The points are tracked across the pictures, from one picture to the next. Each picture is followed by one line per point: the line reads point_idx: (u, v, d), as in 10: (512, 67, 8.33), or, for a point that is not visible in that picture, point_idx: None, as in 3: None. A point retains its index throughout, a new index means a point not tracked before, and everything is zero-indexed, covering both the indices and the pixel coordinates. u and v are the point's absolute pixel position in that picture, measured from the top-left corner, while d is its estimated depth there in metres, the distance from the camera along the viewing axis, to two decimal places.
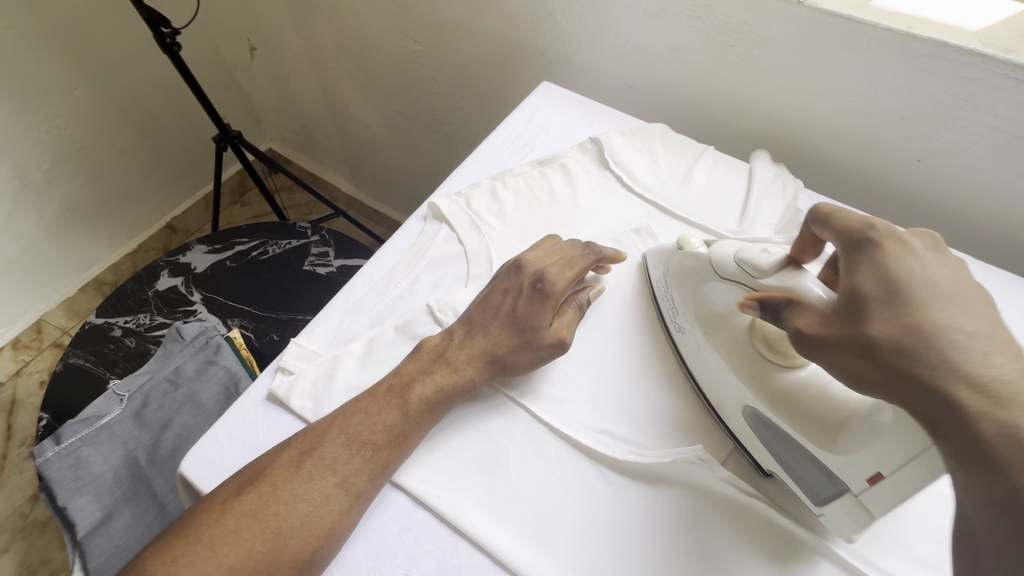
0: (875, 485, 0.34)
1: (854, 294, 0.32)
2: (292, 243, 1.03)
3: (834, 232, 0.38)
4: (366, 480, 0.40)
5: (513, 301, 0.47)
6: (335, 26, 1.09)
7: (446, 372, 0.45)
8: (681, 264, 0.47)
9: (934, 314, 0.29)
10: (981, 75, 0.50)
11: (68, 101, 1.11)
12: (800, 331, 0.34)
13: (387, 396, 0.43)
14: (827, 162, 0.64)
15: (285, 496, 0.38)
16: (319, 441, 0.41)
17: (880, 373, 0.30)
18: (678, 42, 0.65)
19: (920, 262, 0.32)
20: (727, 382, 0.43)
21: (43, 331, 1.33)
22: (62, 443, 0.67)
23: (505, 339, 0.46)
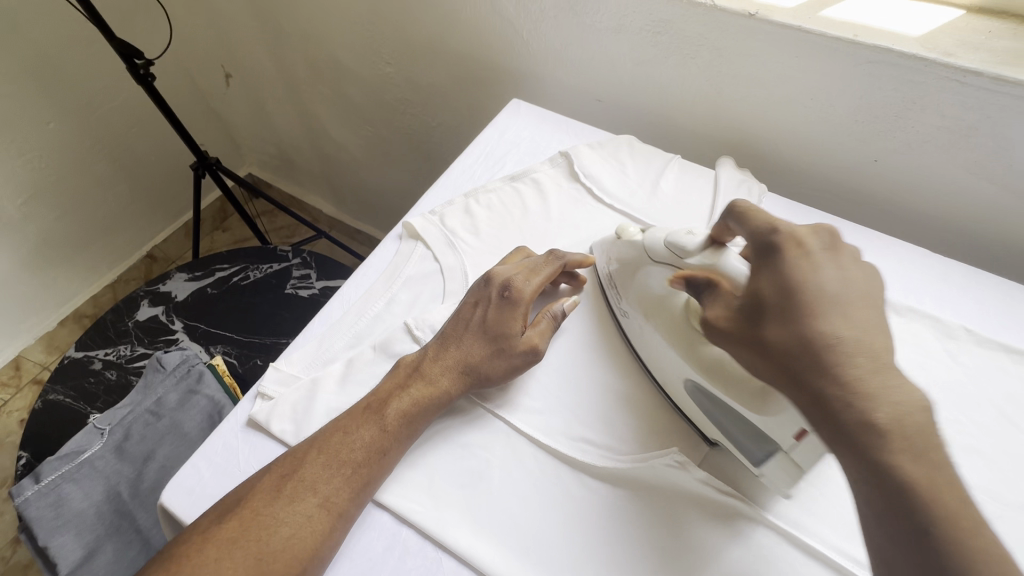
0: (802, 441, 0.37)
1: (756, 299, 0.37)
2: (273, 267, 1.03)
3: (746, 232, 0.41)
4: (347, 498, 0.41)
5: (484, 311, 0.48)
6: (308, 50, 1.10)
7: (422, 386, 0.45)
8: (623, 251, 0.51)
9: (820, 320, 0.34)
10: (925, 78, 0.52)
11: (41, 135, 1.11)
12: (711, 323, 0.39)
13: (365, 413, 0.44)
14: (791, 166, 0.66)
15: (266, 521, 0.38)
16: (298, 463, 0.41)
17: (771, 369, 0.35)
18: (641, 56, 0.67)
19: (812, 266, 0.36)
20: (669, 360, 0.45)
21: (22, 367, 1.31)
22: (42, 481, 0.66)
23: (478, 349, 0.47)
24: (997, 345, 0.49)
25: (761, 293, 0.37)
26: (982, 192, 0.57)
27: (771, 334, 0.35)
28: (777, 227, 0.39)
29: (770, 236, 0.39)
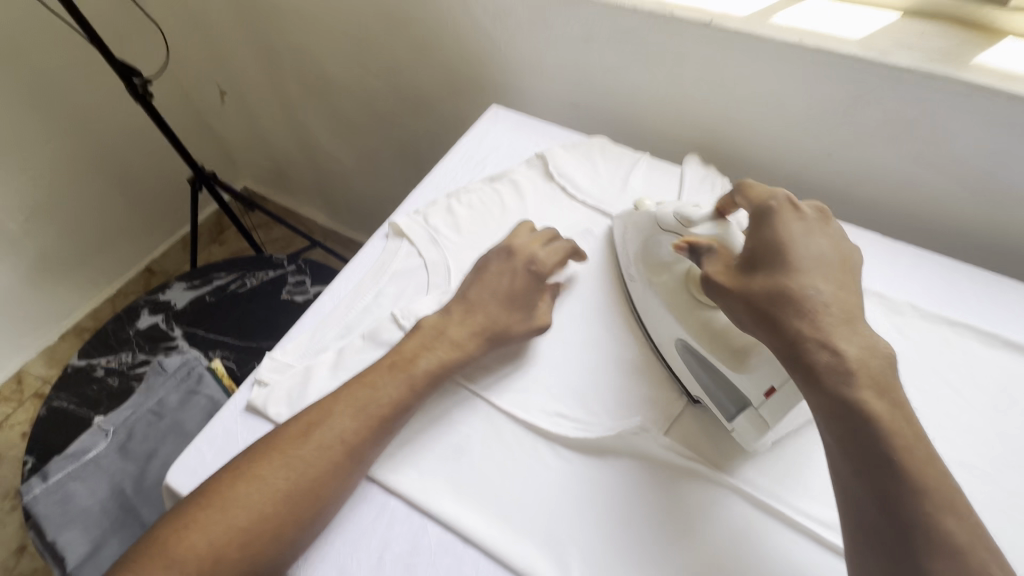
0: (770, 398, 0.43)
1: (754, 255, 0.43)
2: (269, 274, 1.07)
3: (747, 202, 0.47)
4: (367, 447, 0.45)
5: (510, 279, 0.54)
6: (299, 67, 1.15)
7: (447, 348, 0.50)
8: (636, 221, 0.56)
9: (801, 275, 0.40)
10: (865, 76, 0.57)
11: (43, 154, 1.15)
12: (710, 277, 0.44)
13: (391, 369, 0.48)
14: (753, 162, 0.71)
15: (296, 464, 0.43)
16: (326, 412, 0.45)
17: (752, 315, 0.41)
18: (610, 63, 0.72)
19: (805, 228, 0.43)
20: (660, 318, 0.51)
21: (25, 381, 1.33)
22: (51, 479, 0.72)
23: (506, 312, 0.52)
24: (939, 319, 0.53)
25: (758, 250, 0.43)
26: (928, 179, 0.61)
27: (758, 284, 0.41)
28: (777, 194, 0.46)
29: (771, 200, 0.45)
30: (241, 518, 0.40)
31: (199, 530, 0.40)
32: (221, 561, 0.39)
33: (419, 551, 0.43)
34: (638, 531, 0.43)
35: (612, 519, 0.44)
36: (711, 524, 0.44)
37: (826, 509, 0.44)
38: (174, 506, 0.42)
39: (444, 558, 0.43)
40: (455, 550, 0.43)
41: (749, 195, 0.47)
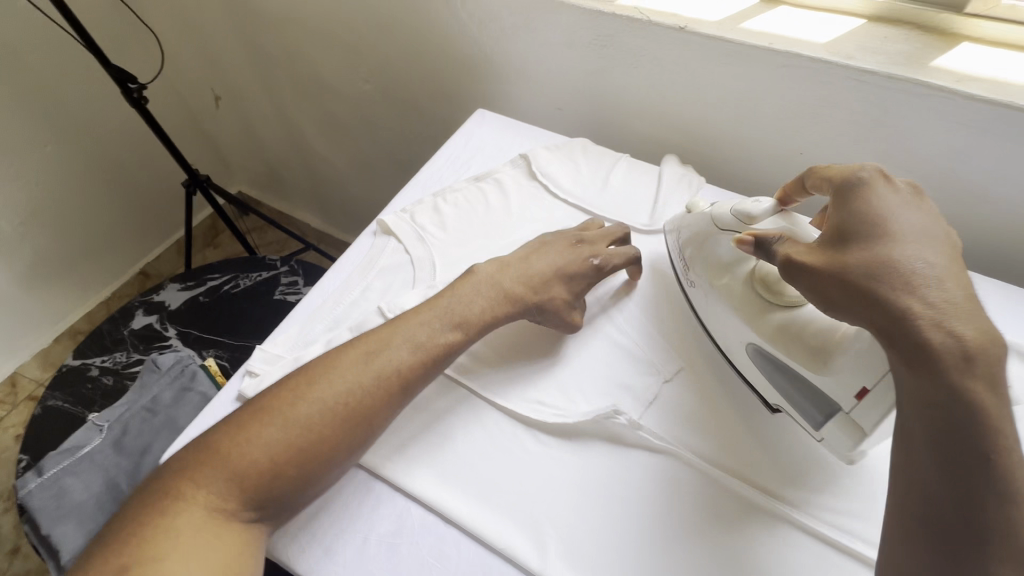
0: (863, 400, 0.41)
1: (842, 229, 0.39)
2: (262, 275, 1.09)
3: (827, 181, 0.45)
4: (418, 382, 0.47)
5: (570, 261, 0.56)
6: (292, 72, 1.17)
7: (498, 300, 0.52)
8: (689, 223, 0.56)
9: (904, 247, 0.36)
10: (832, 79, 0.60)
11: (39, 158, 1.17)
12: (790, 259, 0.41)
13: (444, 307, 0.51)
14: (730, 161, 0.74)
15: (353, 388, 0.45)
16: (384, 342, 0.48)
17: (845, 294, 0.37)
18: (591, 68, 0.75)
19: (899, 199, 0.40)
20: (729, 323, 0.51)
21: (19, 384, 1.34)
22: (45, 474, 0.72)
23: (562, 297, 0.54)
24: None
25: (847, 224, 0.39)
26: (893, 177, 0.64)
27: (855, 257, 0.37)
28: (864, 167, 0.43)
29: (857, 173, 0.42)
30: (300, 434, 0.43)
31: (254, 438, 0.42)
32: (278, 472, 0.42)
33: (403, 531, 0.45)
34: (615, 508, 0.46)
35: (591, 496, 0.47)
36: (678, 504, 0.46)
37: (790, 489, 0.46)
38: (228, 420, 0.44)
39: (426, 538, 0.45)
40: (437, 530, 0.45)
41: (826, 176, 0.45)
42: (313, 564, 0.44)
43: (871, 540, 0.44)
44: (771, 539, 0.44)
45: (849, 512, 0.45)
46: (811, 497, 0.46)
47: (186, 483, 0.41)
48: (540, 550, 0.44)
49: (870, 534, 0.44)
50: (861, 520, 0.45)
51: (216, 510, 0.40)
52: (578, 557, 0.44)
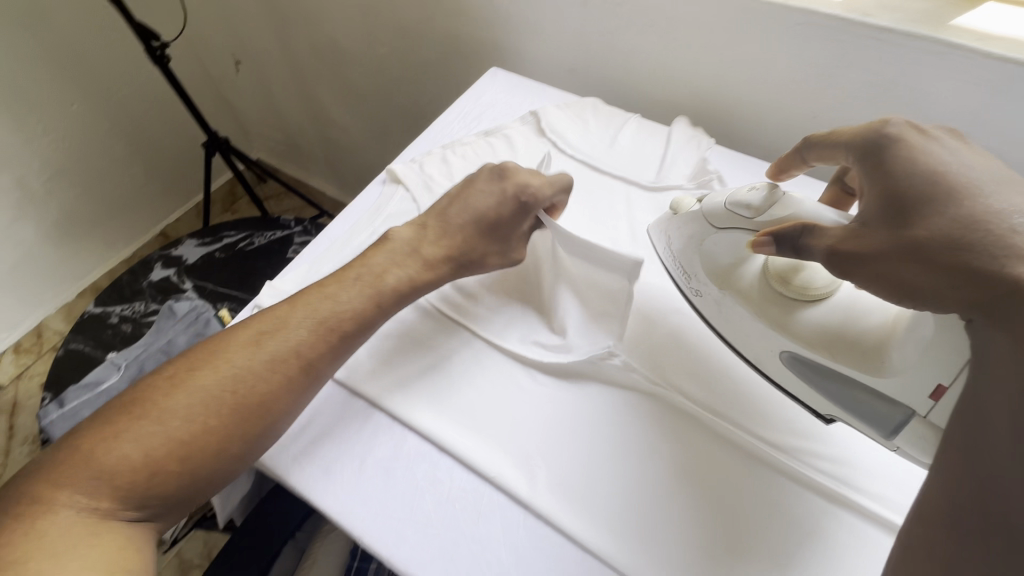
0: (939, 400, 0.37)
1: (897, 198, 0.36)
2: (276, 234, 1.11)
3: (848, 145, 0.43)
4: (319, 361, 0.47)
5: (496, 206, 0.54)
6: (310, 35, 1.18)
7: (418, 266, 0.52)
8: (681, 224, 0.52)
9: (988, 203, 0.32)
10: (850, 37, 0.59)
11: (65, 115, 1.20)
12: (836, 250, 0.37)
13: (353, 283, 0.50)
14: (742, 124, 0.73)
15: (242, 371, 0.44)
16: (281, 324, 0.47)
17: (926, 275, 0.33)
18: (604, 27, 0.75)
19: (946, 148, 0.38)
20: (755, 332, 0.48)
21: (43, 335, 1.38)
22: (66, 406, 0.76)
23: (481, 245, 0.54)
24: None
25: (901, 189, 0.36)
26: None
27: (926, 229, 0.34)
28: (889, 122, 0.42)
29: (884, 130, 0.41)
30: (182, 425, 0.42)
31: (131, 434, 0.41)
32: (158, 469, 0.41)
33: (399, 458, 0.47)
34: (599, 453, 0.47)
35: (578, 443, 0.47)
36: (667, 441, 0.47)
37: (780, 435, 0.48)
38: (97, 419, 0.43)
39: (420, 464, 0.47)
40: (432, 458, 0.47)
41: (846, 140, 0.44)
42: (313, 482, 0.46)
43: (858, 486, 0.45)
44: (758, 482, 0.45)
45: (838, 459, 0.46)
46: (801, 444, 0.47)
47: (53, 487, 0.39)
48: (530, 480, 0.45)
49: (859, 481, 0.45)
50: (849, 467, 0.46)
51: (88, 512, 0.39)
52: (566, 488, 0.45)
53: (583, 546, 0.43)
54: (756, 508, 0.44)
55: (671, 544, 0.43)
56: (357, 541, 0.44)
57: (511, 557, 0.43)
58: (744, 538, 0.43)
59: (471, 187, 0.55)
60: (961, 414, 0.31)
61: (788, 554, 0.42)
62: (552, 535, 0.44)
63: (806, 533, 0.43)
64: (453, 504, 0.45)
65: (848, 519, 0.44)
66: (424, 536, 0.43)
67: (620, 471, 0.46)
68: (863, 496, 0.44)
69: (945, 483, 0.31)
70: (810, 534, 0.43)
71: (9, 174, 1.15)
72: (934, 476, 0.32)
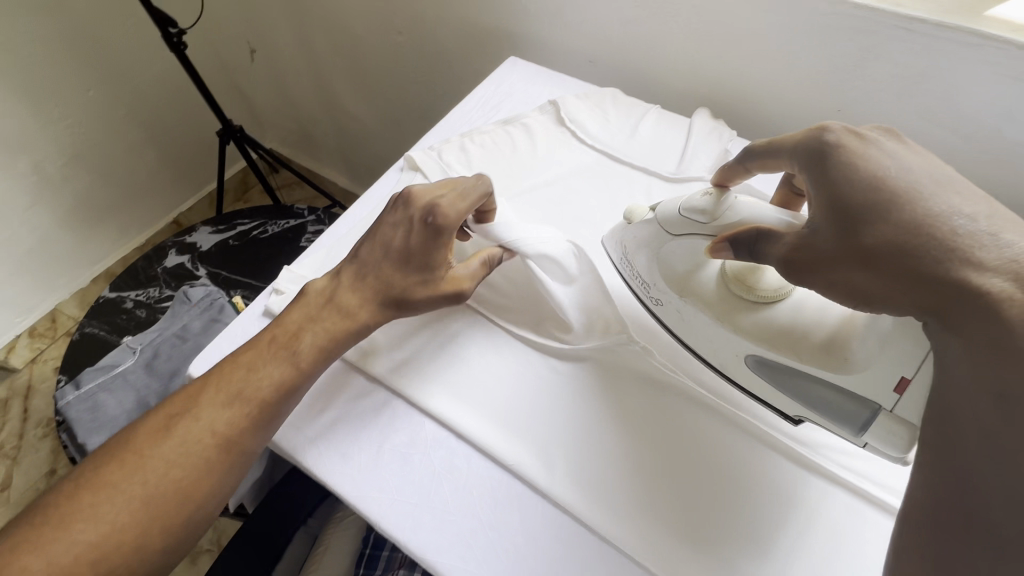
0: (903, 392, 0.35)
1: (840, 205, 0.34)
2: (289, 223, 1.11)
3: (790, 150, 0.41)
4: (240, 434, 0.43)
5: (404, 238, 0.49)
6: (326, 24, 1.18)
7: (337, 317, 0.48)
8: (636, 233, 0.51)
9: (929, 206, 0.31)
10: (880, 28, 0.58)
11: (81, 101, 1.20)
12: (789, 258, 0.36)
13: (268, 346, 0.46)
14: (764, 116, 0.72)
15: (153, 459, 0.41)
16: (192, 404, 0.43)
17: (880, 282, 0.32)
18: (626, 17, 0.74)
19: (885, 151, 0.35)
20: (720, 338, 0.46)
21: (58, 320, 1.39)
22: (83, 389, 0.77)
23: (401, 277, 0.49)
24: None
25: (845, 193, 0.34)
26: (934, 136, 0.62)
27: (871, 237, 0.32)
28: (826, 128, 0.39)
29: (821, 137, 0.38)
30: (94, 530, 0.38)
31: (35, 554, 0.37)
32: None
33: (416, 443, 0.47)
34: (617, 444, 0.46)
35: (595, 433, 0.47)
36: (688, 432, 0.47)
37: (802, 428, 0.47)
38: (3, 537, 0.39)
39: (438, 451, 0.47)
40: (449, 445, 0.47)
41: (786, 149, 0.41)
42: (330, 466, 0.46)
43: (881, 483, 0.44)
44: (778, 475, 0.45)
45: (861, 455, 0.45)
46: (823, 439, 0.46)
47: None
48: (548, 469, 0.45)
49: (883, 478, 0.44)
50: (872, 463, 0.45)
51: None
52: (584, 478, 0.45)
53: (601, 536, 0.43)
54: (776, 502, 0.44)
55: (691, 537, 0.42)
56: (373, 526, 0.43)
57: (527, 545, 0.42)
58: (763, 532, 0.42)
59: (382, 219, 0.51)
60: (933, 416, 0.30)
61: (807, 547, 0.42)
62: (570, 524, 0.43)
63: (826, 527, 0.42)
64: (471, 492, 0.45)
65: (872, 516, 0.43)
66: (441, 523, 0.43)
67: (637, 463, 0.45)
68: (886, 493, 0.44)
69: (923, 485, 0.30)
70: (832, 530, 0.42)
71: (26, 160, 1.16)
72: (914, 477, 0.31)
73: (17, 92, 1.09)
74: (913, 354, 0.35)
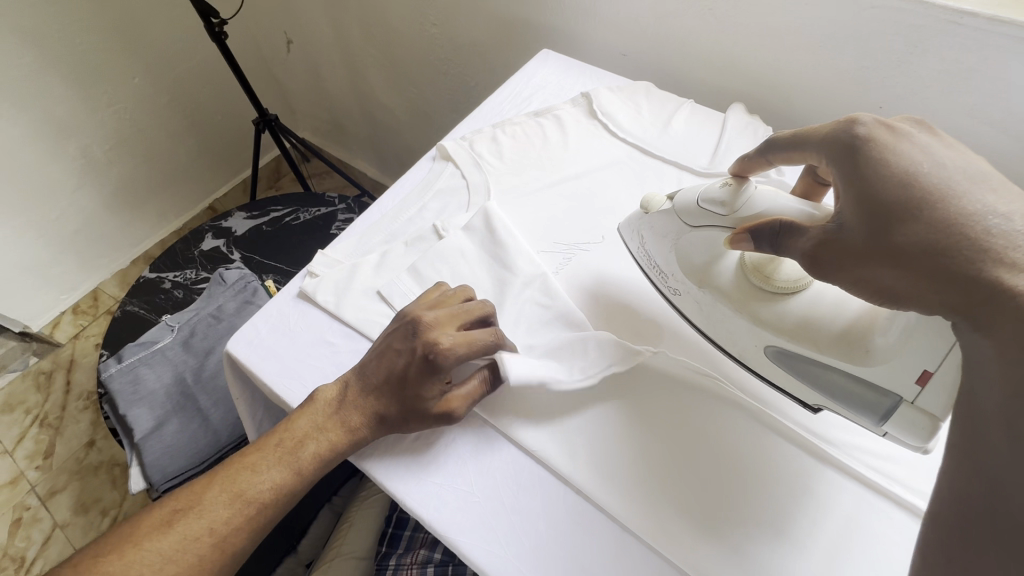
0: (925, 386, 0.36)
1: (870, 203, 0.33)
2: (321, 211, 1.14)
3: (819, 140, 0.39)
4: (237, 537, 0.43)
5: (403, 367, 0.46)
6: (361, 15, 1.20)
7: (340, 432, 0.46)
8: (653, 223, 0.51)
9: (964, 201, 0.30)
10: (927, 22, 0.56)
11: (127, 88, 1.25)
12: (811, 255, 0.36)
13: (273, 451, 0.45)
14: (801, 112, 0.71)
15: (152, 555, 0.42)
16: (195, 500, 0.44)
17: (906, 281, 0.31)
18: (662, 10, 0.73)
19: (917, 144, 0.34)
20: (736, 328, 0.47)
21: (100, 299, 1.45)
22: (124, 362, 0.80)
23: (393, 408, 0.46)
24: None
25: (874, 191, 0.33)
26: (984, 135, 0.59)
27: (903, 236, 0.31)
28: (857, 119, 0.37)
29: (852, 130, 0.37)
30: None
31: None
32: None
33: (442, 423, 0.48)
34: (637, 437, 0.47)
35: (614, 424, 0.47)
36: (713, 427, 0.47)
37: (827, 427, 0.47)
38: None
39: (464, 433, 0.47)
40: (473, 427, 0.48)
41: (816, 140, 0.39)
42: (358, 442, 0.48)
43: (910, 485, 0.44)
44: (800, 470, 0.45)
45: (887, 456, 0.45)
46: (848, 438, 0.46)
47: None
48: (569, 456, 0.46)
49: (910, 481, 0.44)
50: (899, 465, 0.45)
51: None
52: (603, 466, 0.45)
53: (621, 525, 0.43)
54: (800, 497, 0.43)
55: (709, 529, 0.42)
56: (400, 501, 0.45)
57: (547, 528, 0.43)
58: (780, 526, 0.42)
59: (382, 339, 0.48)
60: (962, 416, 0.30)
61: (829, 545, 0.42)
62: (589, 511, 0.44)
63: (847, 523, 0.42)
64: (494, 474, 0.45)
65: (902, 520, 0.42)
66: (464, 504, 0.44)
67: (658, 457, 0.46)
68: (911, 492, 0.43)
69: (955, 484, 0.30)
70: (852, 525, 0.42)
71: (76, 143, 1.22)
72: (944, 475, 0.31)
73: (69, 78, 1.14)
74: (942, 349, 0.34)
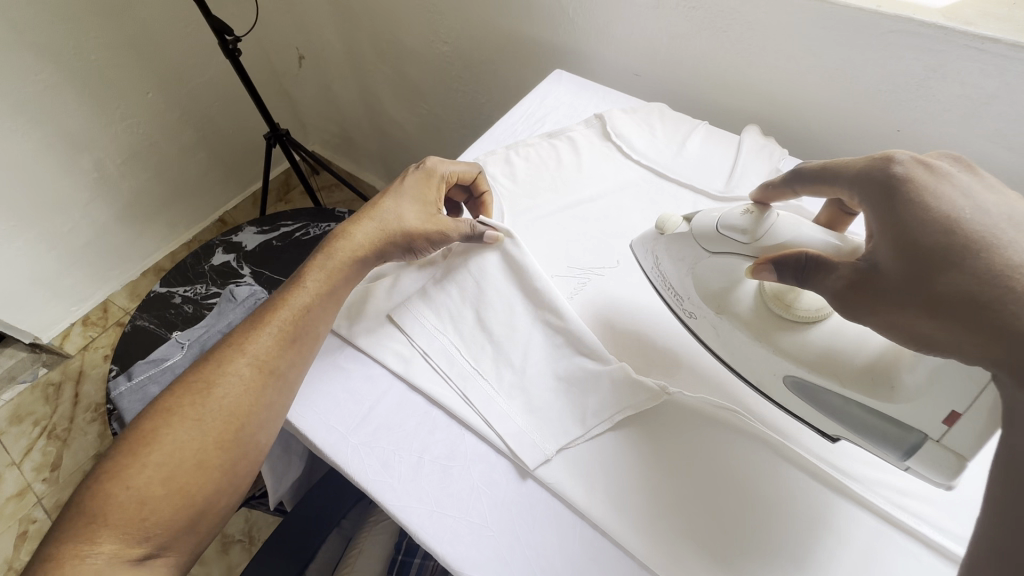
0: (953, 425, 0.35)
1: (909, 246, 0.32)
2: (330, 226, 1.14)
3: (848, 177, 0.39)
4: (278, 359, 0.48)
5: (402, 187, 0.59)
6: (373, 31, 1.20)
7: (348, 247, 0.54)
8: (668, 246, 0.50)
9: (1008, 251, 0.29)
10: (946, 47, 0.55)
11: (139, 103, 1.26)
12: (842, 296, 0.35)
13: (288, 287, 0.52)
14: (816, 133, 0.70)
15: (206, 386, 0.45)
16: (231, 343, 0.48)
17: (947, 331, 0.30)
18: (677, 32, 0.73)
19: (958, 187, 0.34)
20: (757, 357, 0.45)
21: (109, 310, 1.46)
22: (133, 380, 0.80)
23: (399, 211, 0.56)
24: None
25: (913, 234, 0.33)
26: (1004, 159, 0.58)
27: (947, 282, 0.30)
28: (893, 158, 0.37)
29: (889, 170, 0.36)
30: (166, 459, 0.42)
31: (119, 480, 0.41)
32: (149, 500, 0.41)
33: (455, 455, 0.47)
34: (656, 472, 0.46)
35: (630, 456, 0.46)
36: (733, 459, 0.46)
37: (847, 460, 0.46)
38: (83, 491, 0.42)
39: (477, 465, 0.47)
40: (488, 459, 0.47)
41: (847, 177, 0.39)
42: (371, 473, 0.46)
43: (938, 525, 0.42)
44: (823, 508, 0.43)
45: (912, 493, 0.44)
46: (870, 473, 0.45)
47: None
48: (587, 491, 0.45)
49: (935, 518, 0.42)
50: (926, 502, 0.43)
51: None
52: (623, 502, 0.44)
53: (640, 563, 0.42)
54: (823, 536, 0.42)
55: (729, 566, 0.41)
56: (412, 535, 0.44)
57: (567, 566, 0.42)
58: (800, 557, 0.41)
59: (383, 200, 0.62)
60: (1000, 469, 0.29)
61: None
62: (606, 547, 0.43)
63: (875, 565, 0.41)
64: (508, 507, 0.45)
65: (930, 561, 0.41)
66: (478, 538, 0.43)
67: (676, 494, 0.44)
68: (939, 532, 0.42)
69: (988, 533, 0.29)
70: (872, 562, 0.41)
71: (88, 158, 1.23)
72: (978, 525, 0.30)
73: (83, 93, 1.15)
74: (972, 387, 0.33)
